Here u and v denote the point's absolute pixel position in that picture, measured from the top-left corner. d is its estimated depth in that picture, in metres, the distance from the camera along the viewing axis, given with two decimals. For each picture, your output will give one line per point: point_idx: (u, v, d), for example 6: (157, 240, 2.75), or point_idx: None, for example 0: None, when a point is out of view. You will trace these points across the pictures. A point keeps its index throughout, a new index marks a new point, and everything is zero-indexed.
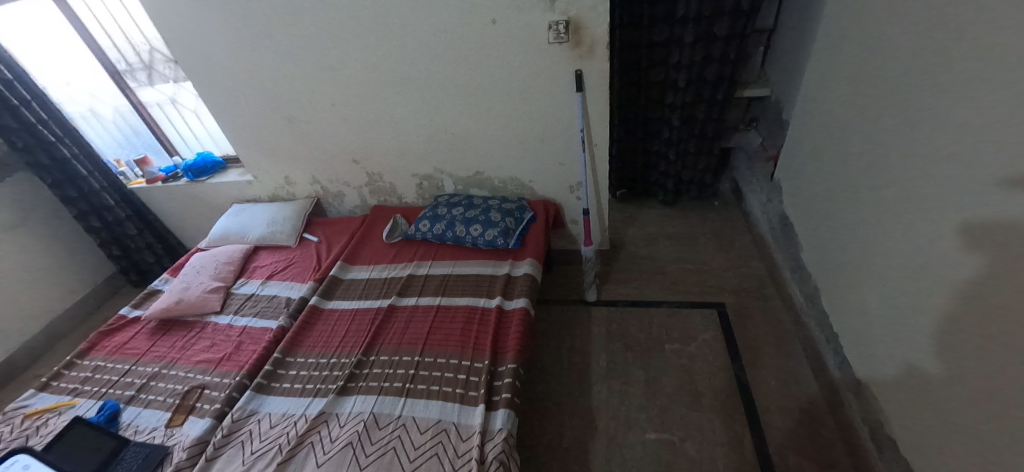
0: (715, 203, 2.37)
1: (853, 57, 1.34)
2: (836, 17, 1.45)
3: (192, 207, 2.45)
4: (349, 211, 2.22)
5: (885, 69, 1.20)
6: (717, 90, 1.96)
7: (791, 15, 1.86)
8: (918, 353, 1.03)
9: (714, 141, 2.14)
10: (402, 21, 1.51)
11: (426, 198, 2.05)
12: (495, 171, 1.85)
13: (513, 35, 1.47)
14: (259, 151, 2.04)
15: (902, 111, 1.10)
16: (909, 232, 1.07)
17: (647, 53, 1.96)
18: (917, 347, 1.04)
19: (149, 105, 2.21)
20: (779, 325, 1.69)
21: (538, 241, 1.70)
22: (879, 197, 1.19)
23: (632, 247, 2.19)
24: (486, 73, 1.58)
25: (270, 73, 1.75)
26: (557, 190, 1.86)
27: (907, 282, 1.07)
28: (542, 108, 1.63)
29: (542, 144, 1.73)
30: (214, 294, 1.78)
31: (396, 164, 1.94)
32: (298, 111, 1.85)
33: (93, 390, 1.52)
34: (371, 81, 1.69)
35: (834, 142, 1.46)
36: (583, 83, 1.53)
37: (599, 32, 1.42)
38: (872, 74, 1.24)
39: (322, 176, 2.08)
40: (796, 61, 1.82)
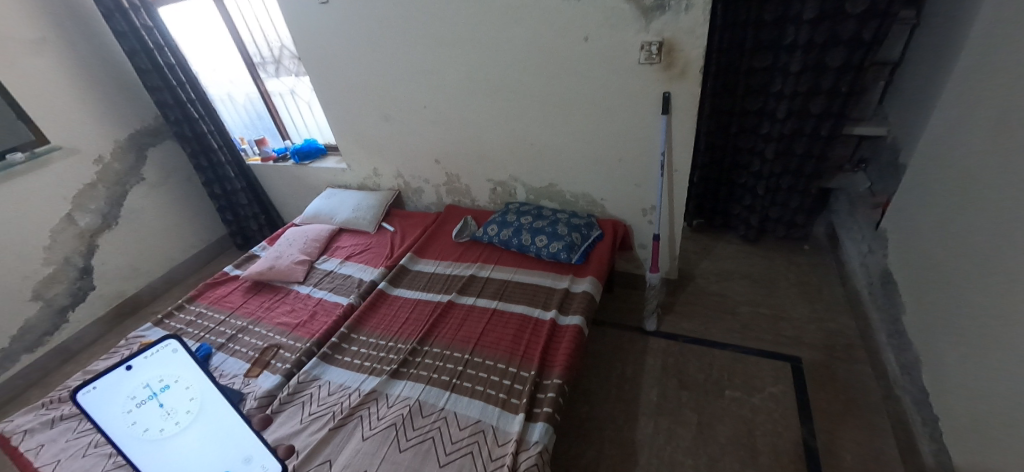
0: (804, 247, 2.15)
1: (996, 100, 1.17)
2: (980, 54, 1.27)
3: (293, 186, 2.75)
4: (425, 207, 2.35)
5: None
6: (821, 124, 1.79)
7: (923, 48, 1.65)
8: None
9: (812, 180, 1.95)
10: (499, 33, 1.59)
11: (497, 203, 2.10)
12: (567, 185, 1.86)
13: (603, 54, 1.48)
14: (356, 143, 2.25)
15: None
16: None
17: (745, 80, 1.85)
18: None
19: (273, 94, 2.54)
20: (865, 395, 1.49)
21: (601, 260, 1.67)
22: (1008, 264, 1.02)
23: (701, 281, 2.07)
24: (571, 89, 1.60)
25: (375, 73, 1.93)
26: (628, 211, 1.81)
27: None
28: (623, 127, 1.61)
29: (619, 164, 1.70)
30: (300, 265, 1.98)
31: (474, 168, 2.02)
32: (394, 109, 2.02)
33: (194, 332, 1.78)
34: (461, 88, 1.80)
35: (958, 195, 1.27)
36: (670, 105, 1.49)
37: (694, 55, 1.37)
38: (1015, 120, 1.07)
39: (405, 172, 2.23)
40: (924, 99, 1.61)
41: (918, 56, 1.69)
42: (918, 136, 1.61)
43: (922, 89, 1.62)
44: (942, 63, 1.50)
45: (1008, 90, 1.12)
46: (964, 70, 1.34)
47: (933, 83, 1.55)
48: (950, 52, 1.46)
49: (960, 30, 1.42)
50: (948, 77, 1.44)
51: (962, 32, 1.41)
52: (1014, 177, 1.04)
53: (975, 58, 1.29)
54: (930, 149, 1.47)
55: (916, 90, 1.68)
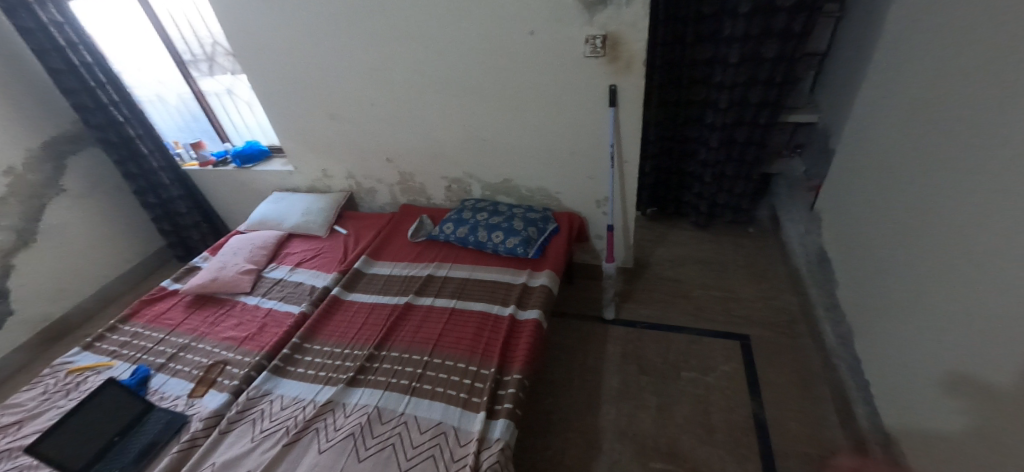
0: (750, 230, 2.26)
1: (910, 87, 1.26)
2: (896, 45, 1.37)
3: (237, 192, 2.59)
4: (380, 207, 2.28)
5: (936, 105, 1.12)
6: (759, 113, 1.89)
7: (846, 40, 1.77)
8: (955, 410, 0.95)
9: (754, 166, 2.05)
10: (445, 27, 1.55)
11: (453, 201, 2.07)
12: (523, 179, 1.85)
13: (549, 47, 1.48)
14: (302, 144, 2.15)
15: (960, 146, 1.02)
16: (958, 278, 0.98)
17: (688, 72, 1.92)
18: (954, 401, 0.95)
19: (208, 94, 2.38)
20: (807, 365, 1.59)
21: (558, 252, 1.69)
22: (928, 238, 1.10)
23: (657, 267, 2.13)
24: (521, 83, 1.60)
25: (317, 70, 1.85)
26: (583, 204, 1.84)
27: (949, 328, 0.99)
28: (573, 120, 1.62)
29: (571, 157, 1.72)
30: (247, 275, 1.87)
31: (428, 165, 1.97)
32: (340, 107, 1.93)
33: (130, 354, 1.64)
34: (410, 84, 1.75)
35: (881, 176, 1.37)
36: (617, 98, 1.51)
37: (637, 48, 1.40)
38: (929, 105, 1.16)
39: (357, 172, 2.15)
40: (848, 87, 1.72)
41: (842, 47, 1.81)
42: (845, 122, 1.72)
43: (847, 78, 1.74)
44: (864, 54, 1.61)
45: (921, 77, 1.21)
46: (883, 60, 1.44)
47: (856, 72, 1.66)
48: (870, 43, 1.57)
49: (877, 22, 1.52)
50: (868, 67, 1.55)
51: (879, 25, 1.51)
52: (930, 158, 1.13)
53: (891, 49, 1.39)
54: (856, 134, 1.57)
55: (842, 79, 1.79)
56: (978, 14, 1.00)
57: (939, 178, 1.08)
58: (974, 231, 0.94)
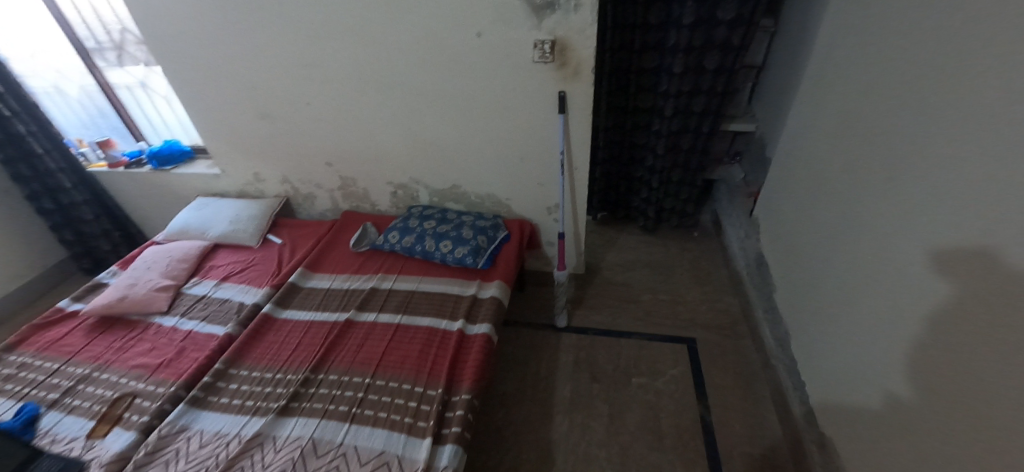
0: (695, 233, 2.34)
1: (837, 103, 1.34)
2: (824, 62, 1.45)
3: (155, 196, 2.32)
4: (320, 214, 2.12)
5: (861, 121, 1.19)
6: (702, 122, 1.95)
7: (780, 54, 1.87)
8: (881, 411, 1.00)
9: (697, 173, 2.12)
10: (388, 23, 1.46)
11: (400, 207, 1.97)
12: (472, 186, 1.79)
13: (497, 50, 1.43)
14: (230, 145, 1.95)
15: (881, 161, 1.08)
16: (881, 287, 1.04)
17: (636, 80, 1.94)
18: (881, 403, 1.01)
19: (118, 87, 2.11)
20: (748, 366, 1.66)
21: (509, 261, 1.64)
22: (853, 246, 1.17)
23: (608, 272, 2.15)
24: (468, 86, 1.53)
25: (244, 64, 1.68)
26: (534, 211, 1.80)
27: (874, 334, 1.04)
28: (522, 126, 1.58)
29: (521, 163, 1.67)
30: (163, 292, 1.66)
31: (371, 170, 1.86)
32: (272, 106, 1.77)
33: (15, 390, 1.40)
34: (350, 84, 1.63)
35: (813, 186, 1.45)
36: (566, 104, 1.48)
37: (585, 55, 1.38)
38: (853, 121, 1.23)
39: (292, 176, 1.99)
40: (784, 100, 1.81)
41: (776, 61, 1.90)
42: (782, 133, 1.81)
43: (782, 91, 1.83)
44: (797, 69, 1.70)
45: (845, 94, 1.29)
46: (812, 75, 1.52)
47: (790, 86, 1.75)
48: (803, 58, 1.65)
49: (809, 39, 1.61)
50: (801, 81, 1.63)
51: (811, 41, 1.60)
52: (856, 170, 1.19)
53: (820, 65, 1.47)
54: (790, 145, 1.65)
55: (777, 91, 1.89)
56: (896, 37, 1.07)
57: (863, 191, 1.15)
58: (892, 242, 1.00)
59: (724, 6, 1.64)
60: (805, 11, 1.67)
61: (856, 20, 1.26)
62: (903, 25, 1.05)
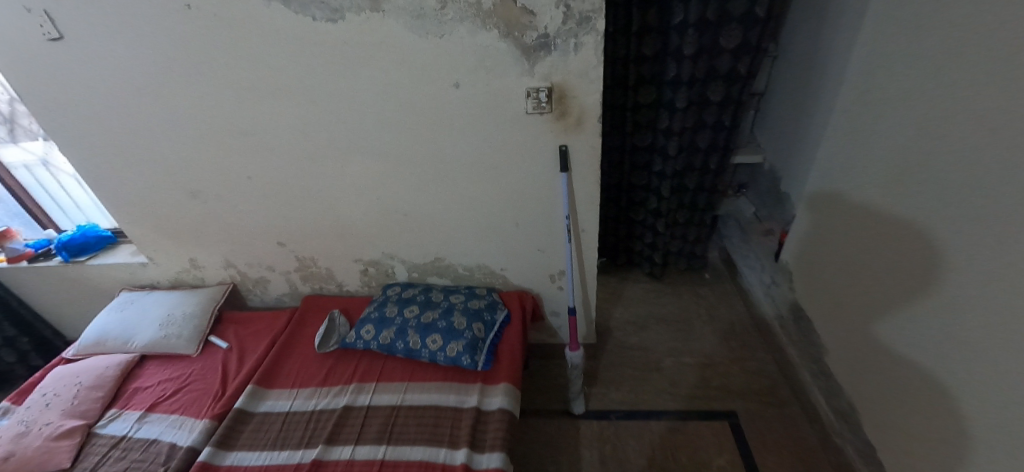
0: (706, 275, 2.10)
1: (879, 138, 1.13)
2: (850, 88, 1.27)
3: (68, 292, 1.89)
4: (275, 300, 1.76)
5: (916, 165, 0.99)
6: (710, 158, 1.75)
7: (786, 79, 1.70)
8: None
9: (706, 212, 1.91)
10: (343, 78, 1.17)
11: (372, 287, 1.64)
12: (458, 257, 1.50)
13: (479, 103, 1.16)
14: (155, 230, 1.59)
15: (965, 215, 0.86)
16: (1000, 381, 0.79)
17: (633, 117, 1.71)
18: None
19: (13, 167, 1.72)
20: (804, 443, 1.40)
21: (513, 353, 1.34)
22: (942, 321, 0.93)
23: (620, 333, 1.88)
24: (446, 146, 1.26)
25: (163, 136, 1.35)
26: (534, 280, 1.52)
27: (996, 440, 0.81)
28: (516, 188, 1.31)
29: (517, 230, 1.40)
30: (65, 440, 1.25)
31: (334, 247, 1.54)
32: (205, 182, 1.44)
33: None
34: (299, 151, 1.33)
35: (853, 234, 1.23)
36: (569, 161, 1.22)
37: (589, 103, 1.13)
38: (908, 159, 1.02)
39: (237, 260, 1.64)
40: (799, 130, 1.63)
41: (780, 87, 1.74)
42: (802, 166, 1.62)
43: (794, 120, 1.65)
44: (814, 97, 1.52)
45: (891, 125, 1.09)
46: (836, 105, 1.33)
47: (808, 115, 1.56)
48: (821, 85, 1.47)
49: (827, 64, 1.43)
50: (826, 111, 1.45)
51: (831, 66, 1.42)
52: (922, 222, 0.97)
53: (843, 93, 1.29)
54: (813, 182, 1.45)
55: (788, 120, 1.71)
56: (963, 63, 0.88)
57: (942, 250, 0.92)
58: (1009, 324, 0.77)
59: (730, 33, 1.46)
60: (814, 34, 1.50)
61: (892, 44, 1.08)
62: (970, 50, 0.85)
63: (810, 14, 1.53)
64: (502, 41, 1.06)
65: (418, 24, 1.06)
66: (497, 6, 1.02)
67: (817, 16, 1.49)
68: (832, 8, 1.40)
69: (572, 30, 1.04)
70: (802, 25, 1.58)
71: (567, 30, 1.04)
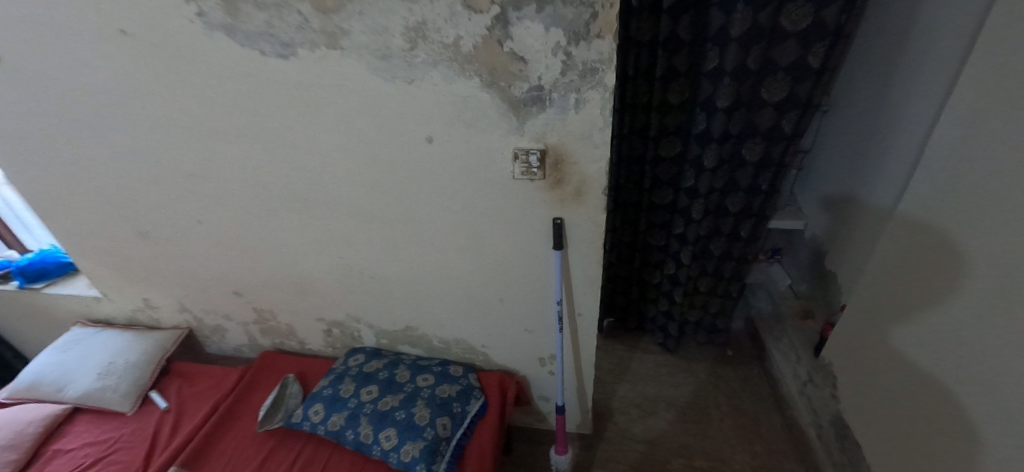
0: (728, 352, 1.80)
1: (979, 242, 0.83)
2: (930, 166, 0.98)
3: (24, 319, 1.75)
4: (234, 349, 1.57)
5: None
6: (741, 224, 1.48)
7: (837, 138, 1.43)
8: None
9: (733, 282, 1.64)
10: (299, 122, 0.98)
11: (338, 348, 1.43)
12: (433, 328, 1.28)
13: (458, 162, 0.95)
14: (107, 266, 1.43)
15: None
16: None
17: (652, 171, 1.47)
18: None
19: None
20: None
21: (486, 460, 1.09)
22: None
23: (623, 417, 1.60)
24: (419, 206, 1.05)
25: (108, 170, 1.19)
26: (520, 361, 1.28)
27: None
28: (501, 260, 1.08)
29: (501, 306, 1.17)
30: None
31: (294, 304, 1.34)
32: (155, 222, 1.27)
33: None
34: (253, 198, 1.15)
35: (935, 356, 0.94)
36: (565, 237, 0.99)
37: (592, 172, 0.90)
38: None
39: (193, 305, 1.46)
40: (854, 201, 1.35)
41: (828, 146, 1.47)
42: (857, 244, 1.33)
43: (848, 188, 1.37)
44: (876, 166, 1.25)
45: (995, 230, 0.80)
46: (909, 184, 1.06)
47: (868, 184, 1.28)
48: (888, 153, 1.20)
49: (898, 129, 1.16)
50: (895, 186, 1.17)
51: (902, 133, 1.15)
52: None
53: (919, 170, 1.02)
54: (867, 271, 1.17)
55: (839, 186, 1.43)
56: None
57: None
58: None
59: (775, 85, 1.21)
60: (879, 91, 1.24)
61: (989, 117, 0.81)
62: None
63: (874, 67, 1.26)
64: (484, 91, 0.85)
65: (384, 67, 0.86)
66: (478, 50, 0.81)
67: (885, 71, 1.22)
68: (907, 64, 1.13)
69: (573, 84, 0.81)
70: (860, 78, 1.32)
71: (567, 83, 0.81)
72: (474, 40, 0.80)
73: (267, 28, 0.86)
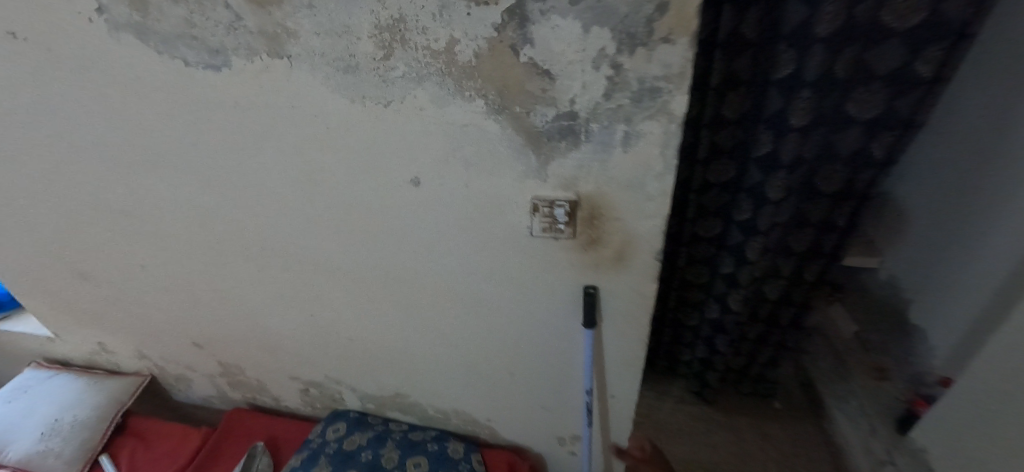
0: (777, 405, 1.51)
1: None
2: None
3: None
4: (202, 400, 1.35)
5: None
6: (808, 265, 1.20)
7: (930, 166, 1.11)
8: None
9: (791, 329, 1.35)
10: (246, 153, 0.74)
11: (317, 409, 1.20)
12: (427, 397, 1.03)
13: (455, 209, 0.69)
14: (51, 307, 1.22)
15: None
16: None
17: (697, 199, 1.19)
18: None
19: None
20: None
21: None
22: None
23: None
24: (406, 260, 0.79)
25: (27, 204, 0.96)
26: (536, 439, 1.03)
27: None
28: (513, 329, 0.83)
29: (512, 380, 0.92)
30: None
31: (263, 360, 1.11)
32: (95, 263, 1.05)
33: None
34: (202, 240, 0.91)
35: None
36: (599, 309, 0.74)
37: (642, 230, 0.64)
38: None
39: (152, 353, 1.25)
40: (954, 249, 1.05)
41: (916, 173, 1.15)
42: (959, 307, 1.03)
43: (946, 229, 1.08)
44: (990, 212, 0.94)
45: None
46: None
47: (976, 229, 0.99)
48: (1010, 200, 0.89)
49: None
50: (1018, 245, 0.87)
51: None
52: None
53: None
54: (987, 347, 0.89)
55: (931, 225, 1.12)
56: None
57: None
58: None
59: (867, 97, 0.91)
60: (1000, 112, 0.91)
61: None
62: None
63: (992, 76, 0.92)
64: (491, 119, 0.59)
65: (350, 83, 0.61)
66: (481, 59, 0.54)
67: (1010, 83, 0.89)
68: None
69: (622, 110, 0.54)
70: (973, 88, 0.98)
71: (612, 110, 0.55)
72: (476, 45, 0.53)
73: (188, 28, 0.61)
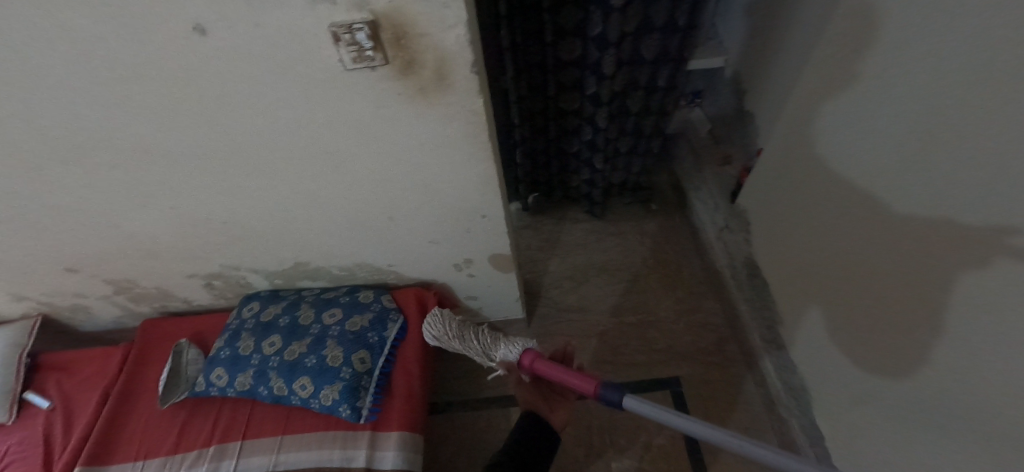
0: (652, 206, 1.79)
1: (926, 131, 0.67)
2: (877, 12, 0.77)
3: None
4: (114, 322, 1.34)
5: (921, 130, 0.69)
6: (658, 72, 1.28)
7: None
8: None
9: (654, 137, 1.51)
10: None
11: (233, 298, 1.25)
12: (327, 259, 1.10)
13: (256, 56, 0.65)
14: None
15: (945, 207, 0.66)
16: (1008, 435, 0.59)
17: (554, 19, 1.16)
18: None
19: None
20: (744, 399, 1.30)
21: (411, 379, 1.06)
22: (949, 408, 0.69)
23: (554, 292, 1.59)
24: (235, 122, 0.75)
25: None
26: (435, 271, 1.17)
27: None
28: (371, 173, 0.87)
29: (394, 224, 1.00)
30: None
31: (154, 267, 1.10)
32: None
33: None
34: None
35: (833, 220, 0.93)
36: (443, 135, 0.79)
37: (448, 45, 0.64)
38: (949, 197, 0.64)
39: (29, 292, 1.18)
40: (778, 37, 1.17)
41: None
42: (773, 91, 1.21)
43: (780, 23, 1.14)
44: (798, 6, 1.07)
45: (945, 122, 0.64)
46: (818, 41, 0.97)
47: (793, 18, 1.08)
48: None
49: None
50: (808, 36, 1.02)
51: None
52: (930, 266, 0.69)
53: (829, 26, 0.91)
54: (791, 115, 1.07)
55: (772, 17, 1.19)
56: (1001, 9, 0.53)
57: (976, 354, 0.63)
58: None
59: None
60: None
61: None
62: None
63: None
64: None
65: None
66: None
67: None
68: None
69: None
70: None
71: None
72: None
73: None
